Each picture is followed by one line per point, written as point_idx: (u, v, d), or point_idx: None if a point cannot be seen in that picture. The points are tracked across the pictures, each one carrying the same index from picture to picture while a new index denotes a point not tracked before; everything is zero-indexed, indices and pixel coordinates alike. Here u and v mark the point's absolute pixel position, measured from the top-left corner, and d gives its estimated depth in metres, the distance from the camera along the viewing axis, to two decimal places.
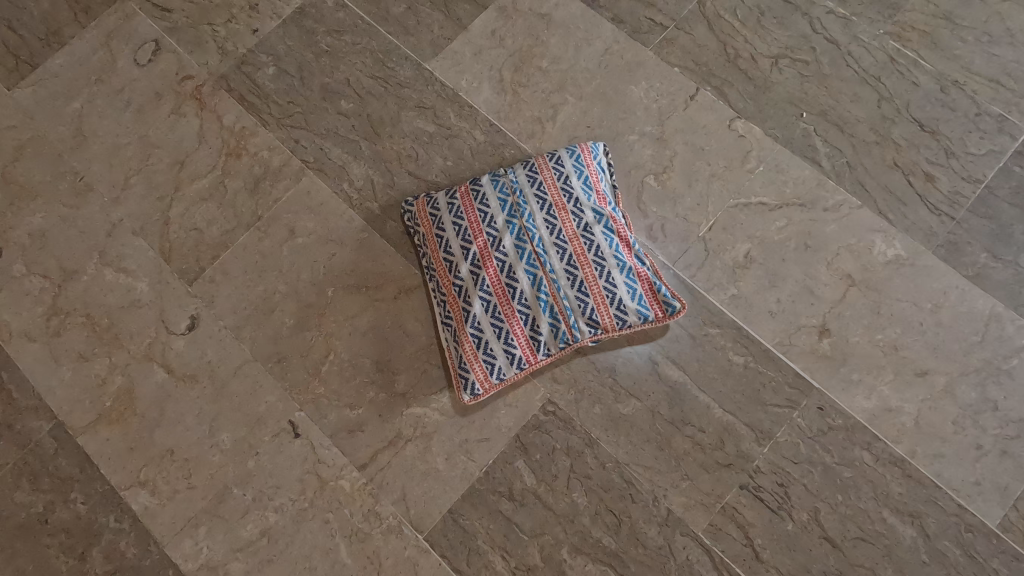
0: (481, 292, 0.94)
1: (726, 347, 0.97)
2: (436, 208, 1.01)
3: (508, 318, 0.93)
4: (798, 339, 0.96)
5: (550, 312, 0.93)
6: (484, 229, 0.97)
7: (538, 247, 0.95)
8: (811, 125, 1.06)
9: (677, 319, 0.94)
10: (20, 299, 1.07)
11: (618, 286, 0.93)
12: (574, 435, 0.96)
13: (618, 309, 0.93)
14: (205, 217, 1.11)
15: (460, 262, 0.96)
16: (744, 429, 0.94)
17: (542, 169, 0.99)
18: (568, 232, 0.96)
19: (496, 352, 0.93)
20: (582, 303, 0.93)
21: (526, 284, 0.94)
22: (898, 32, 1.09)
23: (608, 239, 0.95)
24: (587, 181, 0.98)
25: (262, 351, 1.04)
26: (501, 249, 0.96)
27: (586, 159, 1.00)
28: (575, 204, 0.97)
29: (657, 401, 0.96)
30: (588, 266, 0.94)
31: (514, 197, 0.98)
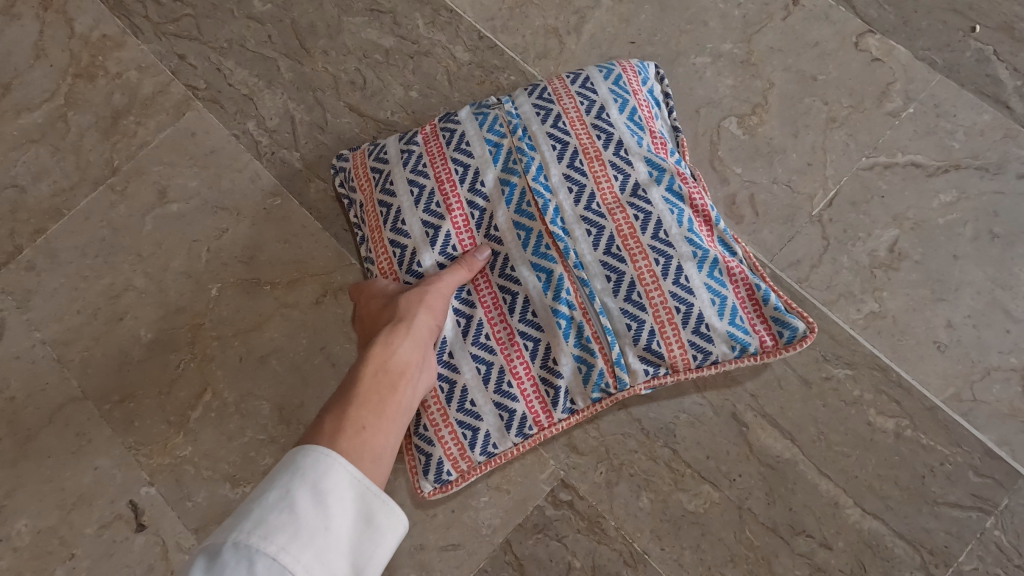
0: (458, 304, 0.56)
1: (865, 401, 0.57)
2: (381, 160, 0.61)
3: (504, 350, 0.55)
4: (987, 392, 0.57)
5: (577, 339, 0.54)
6: (463, 195, 0.58)
7: (556, 224, 0.56)
8: (989, 46, 0.66)
9: (795, 351, 0.55)
10: None
11: (694, 292, 0.54)
12: (604, 547, 0.56)
13: (695, 333, 0.54)
14: (32, 169, 0.71)
15: (420, 249, 0.57)
16: (900, 546, 0.54)
17: (559, 96, 0.59)
18: (606, 198, 0.56)
19: (481, 408, 0.54)
20: (634, 323, 0.54)
21: (534, 288, 0.55)
22: None
23: (674, 212, 0.56)
24: (634, 116, 0.58)
25: (96, 384, 0.64)
26: (492, 231, 0.57)
27: (631, 81, 0.60)
28: (616, 153, 0.57)
29: (747, 492, 0.56)
30: (643, 258, 0.54)
31: (512, 140, 0.58)
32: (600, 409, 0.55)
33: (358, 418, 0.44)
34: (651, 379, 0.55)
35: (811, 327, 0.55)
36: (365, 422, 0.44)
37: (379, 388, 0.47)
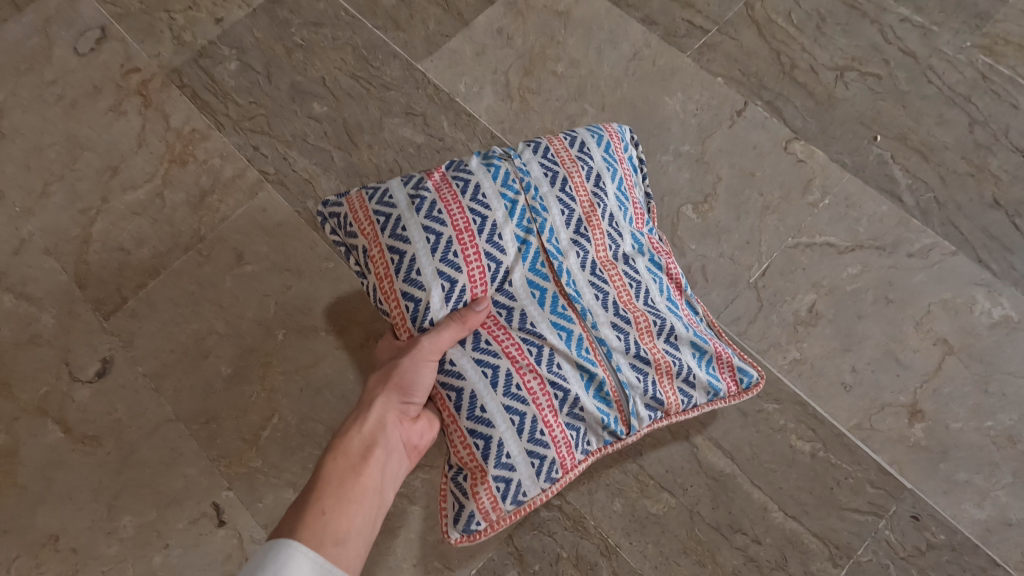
0: (488, 364, 0.66)
1: (788, 429, 0.74)
2: (388, 206, 0.69)
3: (536, 403, 0.66)
4: (882, 423, 0.74)
5: (598, 393, 0.68)
6: (481, 245, 0.67)
7: (569, 286, 0.69)
8: (888, 152, 0.85)
9: (748, 395, 0.74)
10: None
11: (679, 347, 0.71)
12: (586, 541, 0.72)
13: (684, 381, 0.70)
14: (135, 235, 0.90)
15: (435, 298, 0.66)
16: (814, 542, 0.70)
17: (563, 161, 0.73)
18: (606, 265, 0.71)
19: (515, 458, 0.65)
20: (642, 377, 0.69)
21: (558, 344, 0.67)
22: (988, 45, 0.90)
23: (657, 282, 0.73)
24: (621, 187, 0.75)
25: (186, 408, 0.81)
26: (507, 286, 0.68)
27: (616, 149, 0.77)
28: (611, 225, 0.73)
29: (697, 498, 0.72)
30: (641, 318, 0.70)
31: (527, 199, 0.70)
32: (610, 450, 0.69)
33: (321, 504, 0.55)
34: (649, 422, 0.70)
35: (763, 375, 0.74)
36: (326, 508, 0.55)
37: (344, 475, 0.58)
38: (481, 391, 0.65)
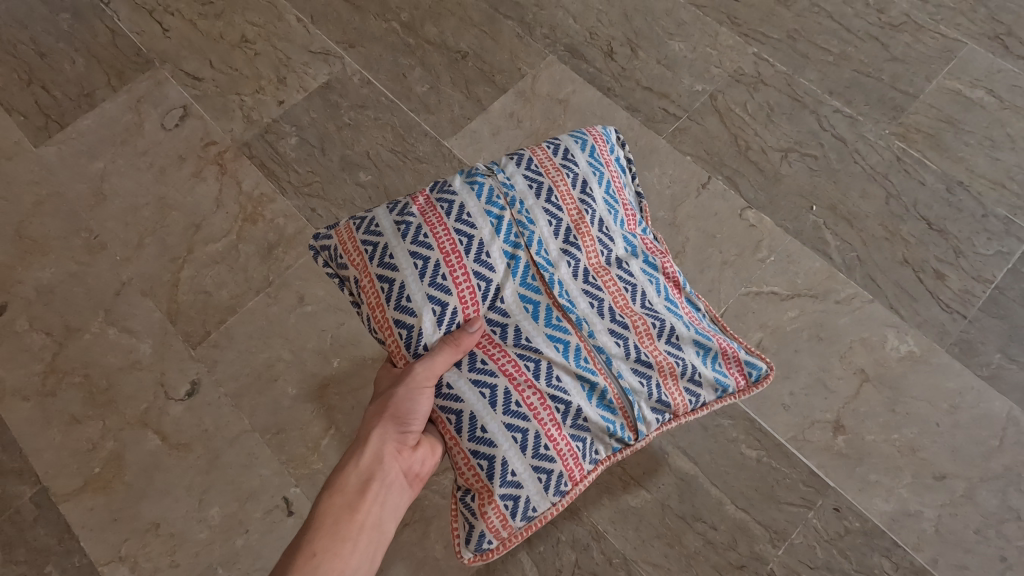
0: (487, 390, 0.76)
1: (739, 440, 0.94)
2: (374, 235, 0.80)
3: (539, 421, 0.75)
4: (812, 435, 0.94)
5: (601, 401, 0.78)
6: (469, 266, 0.78)
7: (564, 298, 0.80)
8: (821, 219, 1.07)
9: (758, 388, 0.85)
10: (19, 355, 1.07)
11: (681, 347, 0.82)
12: (580, 527, 0.92)
13: (687, 382, 0.81)
14: (216, 280, 1.10)
15: (426, 319, 0.77)
16: (758, 528, 0.90)
17: (553, 180, 0.85)
18: (599, 274, 0.83)
19: (519, 473, 0.74)
20: (645, 382, 0.80)
21: (555, 356, 0.77)
22: (902, 133, 1.13)
23: (652, 289, 0.84)
24: (612, 200, 0.87)
25: (260, 421, 1.01)
26: (501, 302, 0.79)
27: (607, 164, 0.89)
28: (602, 235, 0.84)
29: (667, 494, 0.92)
30: (640, 321, 0.81)
31: (518, 220, 0.82)
32: (618, 455, 0.79)
33: (315, 540, 0.67)
34: (658, 424, 0.81)
35: (769, 367, 0.86)
36: (321, 542, 0.66)
37: (337, 511, 0.69)
38: (481, 414, 0.75)
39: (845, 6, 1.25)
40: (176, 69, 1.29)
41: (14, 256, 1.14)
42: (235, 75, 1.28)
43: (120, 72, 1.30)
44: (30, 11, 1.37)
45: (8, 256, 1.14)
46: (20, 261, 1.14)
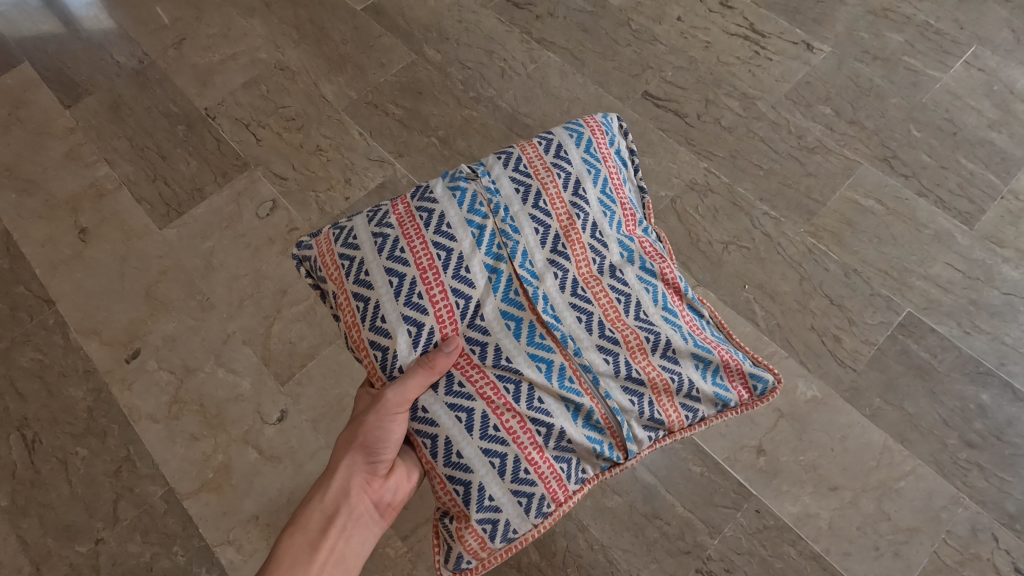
0: (467, 422, 0.95)
1: (688, 459, 1.28)
2: (351, 250, 1.06)
3: (518, 448, 0.94)
4: (741, 455, 1.28)
5: (595, 428, 0.98)
6: (445, 280, 1.01)
7: (550, 314, 1.01)
8: (752, 296, 1.45)
9: (762, 401, 1.06)
10: (150, 388, 1.42)
11: (677, 360, 1.02)
12: (570, 521, 1.25)
13: (682, 399, 1.01)
14: (298, 333, 1.47)
15: (401, 336, 0.99)
16: (699, 523, 1.23)
17: (554, 203, 1.08)
18: (591, 285, 1.04)
19: (498, 495, 0.93)
20: (637, 402, 0.99)
21: (538, 376, 0.97)
22: (813, 231, 1.52)
23: (646, 299, 1.05)
24: (614, 220, 1.11)
25: (332, 440, 1.35)
26: (482, 318, 1.01)
27: (606, 187, 1.13)
28: (593, 252, 1.06)
29: (634, 498, 1.26)
30: (634, 335, 1.01)
31: (508, 242, 1.05)
32: (607, 474, 0.99)
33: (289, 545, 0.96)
34: (650, 440, 1.00)
35: (777, 381, 1.06)
36: (292, 548, 0.96)
37: (309, 525, 0.98)
38: (462, 441, 0.95)
39: (773, 132, 1.66)
40: (267, 171, 1.70)
41: (145, 312, 1.51)
42: (312, 176, 1.68)
43: (224, 172, 1.70)
44: (154, 123, 1.79)
45: (140, 312, 1.51)
46: (149, 316, 1.51)
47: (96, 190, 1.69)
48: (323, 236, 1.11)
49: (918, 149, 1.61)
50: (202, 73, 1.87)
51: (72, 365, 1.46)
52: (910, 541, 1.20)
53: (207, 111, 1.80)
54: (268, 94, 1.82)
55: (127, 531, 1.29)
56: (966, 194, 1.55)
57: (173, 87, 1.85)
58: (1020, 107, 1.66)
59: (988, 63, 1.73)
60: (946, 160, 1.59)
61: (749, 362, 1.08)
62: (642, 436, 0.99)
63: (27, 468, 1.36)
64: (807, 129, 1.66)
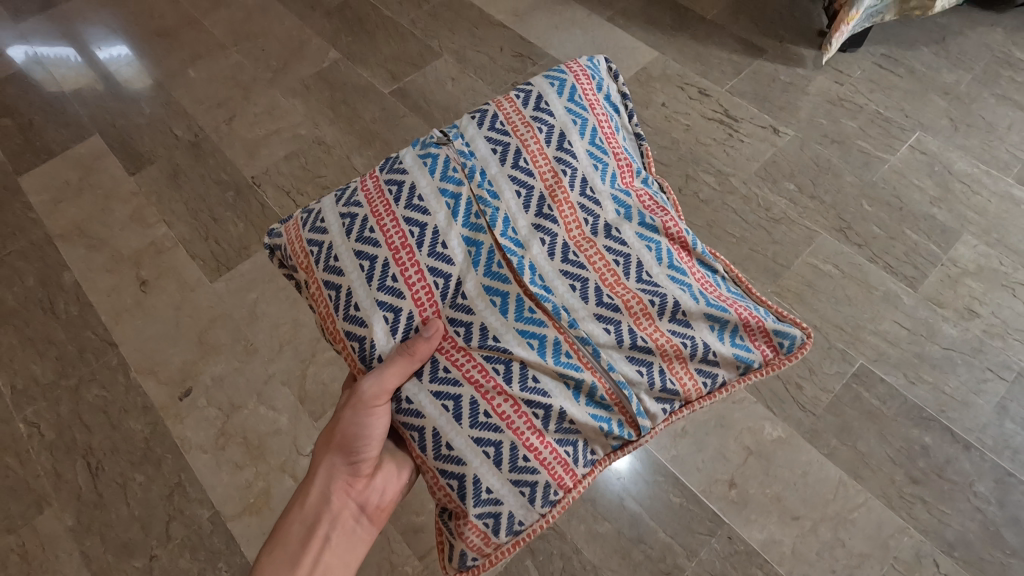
0: (456, 414, 1.03)
1: (669, 490, 1.48)
2: (321, 236, 1.16)
3: (515, 436, 1.01)
4: (715, 488, 1.47)
5: (603, 410, 1.06)
6: (421, 260, 1.10)
7: (539, 285, 1.09)
8: None
9: (784, 358, 1.14)
10: (200, 422, 1.63)
11: (689, 324, 1.09)
12: (566, 544, 1.43)
13: (696, 367, 1.09)
14: (331, 375, 1.68)
15: (377, 324, 1.07)
16: (679, 547, 1.42)
17: (542, 168, 1.18)
18: (584, 248, 1.12)
19: (496, 486, 1.01)
20: (644, 374, 1.07)
21: (531, 355, 1.04)
22: (779, 291, 1.75)
23: (651, 258, 1.12)
24: (609, 176, 1.20)
25: None
26: (464, 294, 1.09)
27: (595, 144, 1.21)
28: (585, 214, 1.15)
29: (622, 523, 1.45)
30: (637, 300, 1.08)
31: (487, 215, 1.14)
32: (621, 451, 1.08)
33: (279, 546, 1.11)
34: (665, 413, 1.09)
35: (807, 338, 1.15)
36: (281, 548, 1.10)
37: (295, 528, 1.12)
38: (452, 432, 1.02)
39: (744, 205, 1.92)
40: None
41: (197, 355, 1.73)
42: None
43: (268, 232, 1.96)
44: (207, 189, 2.06)
45: (192, 355, 1.73)
46: (201, 358, 1.73)
47: (155, 247, 1.94)
48: (290, 224, 1.22)
49: (869, 221, 1.86)
50: (250, 146, 2.16)
51: (132, 401, 1.67)
52: (862, 565, 1.38)
53: (254, 179, 2.08)
54: (306, 165, 2.10)
55: (178, 548, 1.48)
56: (911, 261, 1.79)
57: (224, 157, 2.13)
58: (957, 186, 1.92)
59: (930, 147, 2.00)
60: (894, 231, 1.84)
61: (773, 320, 1.16)
62: (655, 410, 1.07)
63: (90, 492, 1.55)
64: (773, 203, 1.92)
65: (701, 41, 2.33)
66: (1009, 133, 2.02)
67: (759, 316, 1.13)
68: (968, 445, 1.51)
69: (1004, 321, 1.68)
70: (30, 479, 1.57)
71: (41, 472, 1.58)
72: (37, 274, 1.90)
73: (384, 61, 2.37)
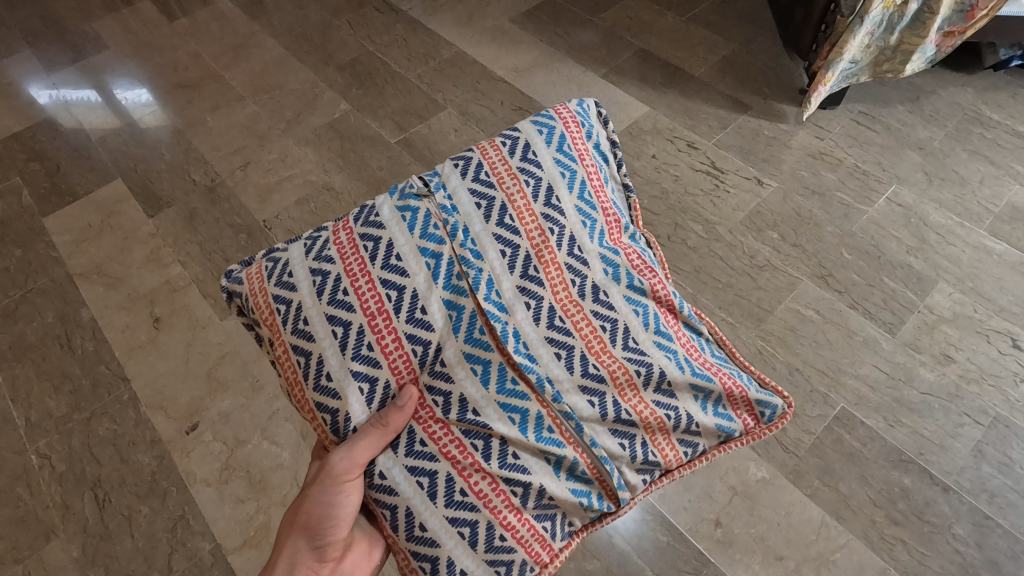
0: (431, 492, 1.06)
1: (656, 529, 1.53)
2: (288, 294, 1.17)
3: (492, 516, 1.05)
4: (700, 527, 1.52)
5: (584, 484, 1.11)
6: (397, 327, 1.13)
7: (524, 354, 1.13)
8: None
9: (763, 428, 1.23)
10: (205, 456, 1.70)
11: (674, 394, 1.17)
12: None
13: (678, 438, 1.17)
14: None
15: (352, 397, 1.10)
16: None
17: (530, 229, 1.22)
18: (570, 314, 1.17)
19: (471, 565, 1.03)
20: (625, 446, 1.13)
21: (512, 431, 1.08)
22: (763, 335, 1.83)
23: (637, 325, 1.19)
24: (597, 236, 1.26)
25: None
26: (442, 360, 1.13)
27: (582, 202, 1.27)
28: (572, 277, 1.20)
29: (610, 561, 1.49)
30: (623, 371, 1.15)
31: (469, 279, 1.17)
32: (597, 522, 1.14)
33: None
34: (644, 483, 1.16)
35: (787, 408, 1.25)
36: None
37: None
38: (427, 512, 1.05)
39: (730, 252, 2.02)
40: None
41: (205, 391, 1.81)
42: None
43: None
44: (220, 232, 2.18)
45: (200, 391, 1.81)
46: (208, 394, 1.81)
47: (169, 286, 2.04)
48: (254, 273, 1.22)
49: (849, 269, 1.96)
50: (263, 191, 2.29)
51: (141, 435, 1.74)
52: None
53: (265, 223, 2.19)
54: (315, 211, 2.22)
55: None
56: (889, 307, 1.87)
57: (239, 202, 2.26)
58: (933, 236, 2.02)
59: (906, 199, 2.11)
60: (872, 279, 1.93)
61: (755, 386, 1.24)
62: (635, 480, 1.14)
63: (97, 523, 1.60)
64: (757, 250, 2.02)
65: (690, 97, 2.48)
66: (980, 187, 2.14)
67: (743, 386, 1.22)
68: (946, 488, 1.56)
69: (979, 367, 1.75)
70: (39, 509, 1.62)
71: (50, 503, 1.63)
72: (56, 311, 2.00)
73: (392, 114, 2.52)
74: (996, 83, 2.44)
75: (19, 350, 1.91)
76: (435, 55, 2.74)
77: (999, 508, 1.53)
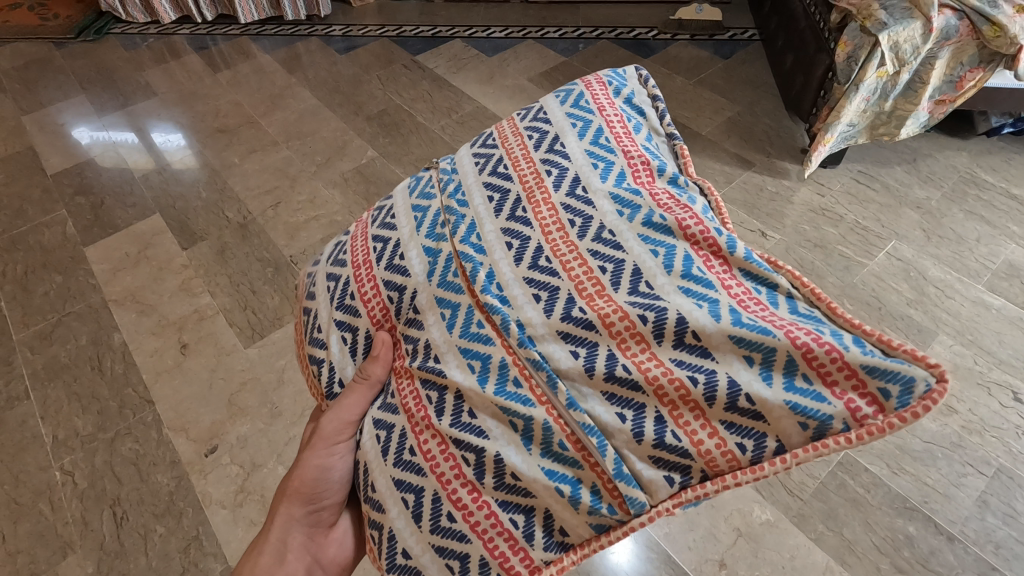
0: (383, 449, 0.97)
1: (661, 568, 1.54)
2: (313, 265, 1.24)
3: (443, 488, 0.89)
4: (704, 567, 1.54)
5: (573, 471, 0.85)
6: (378, 275, 1.08)
7: (495, 296, 0.95)
8: None
9: (912, 414, 0.69)
10: (222, 479, 1.75)
11: (709, 353, 0.80)
12: None
13: (725, 425, 0.78)
14: None
15: (335, 345, 1.09)
16: None
17: (529, 174, 1.07)
18: (559, 255, 0.95)
19: (412, 545, 0.89)
20: (627, 420, 0.83)
21: (467, 380, 0.92)
22: None
23: (655, 267, 0.89)
24: (613, 175, 1.03)
25: None
26: (416, 309, 1.03)
27: (593, 146, 1.08)
28: (569, 217, 0.99)
29: None
30: (621, 317, 0.86)
31: (453, 224, 1.06)
32: (604, 540, 0.85)
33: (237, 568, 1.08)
34: (669, 484, 0.81)
35: (940, 381, 0.69)
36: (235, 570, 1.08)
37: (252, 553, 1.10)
38: (378, 470, 0.96)
39: None
40: None
41: (226, 415, 1.88)
42: None
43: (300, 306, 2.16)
44: (249, 265, 2.30)
45: (220, 415, 1.88)
46: (228, 418, 1.87)
47: (198, 315, 2.15)
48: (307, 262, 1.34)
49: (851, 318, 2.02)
50: (291, 229, 2.43)
51: (161, 456, 1.80)
52: None
53: (292, 259, 2.32)
54: None
55: None
56: None
57: (268, 238, 2.39)
58: (932, 291, 2.09)
59: (905, 254, 2.20)
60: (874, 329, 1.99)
61: (871, 352, 0.73)
62: (651, 474, 0.82)
63: (113, 540, 1.64)
64: None
65: (696, 153, 2.63)
66: (977, 245, 2.22)
67: (835, 346, 0.74)
68: (951, 537, 1.57)
69: (981, 419, 1.78)
70: (59, 525, 1.67)
71: (70, 519, 1.68)
72: (90, 334, 2.10)
73: (415, 161, 2.69)
74: (989, 148, 2.57)
75: (53, 371, 2.00)
76: (458, 109, 2.94)
77: (1005, 560, 1.54)
